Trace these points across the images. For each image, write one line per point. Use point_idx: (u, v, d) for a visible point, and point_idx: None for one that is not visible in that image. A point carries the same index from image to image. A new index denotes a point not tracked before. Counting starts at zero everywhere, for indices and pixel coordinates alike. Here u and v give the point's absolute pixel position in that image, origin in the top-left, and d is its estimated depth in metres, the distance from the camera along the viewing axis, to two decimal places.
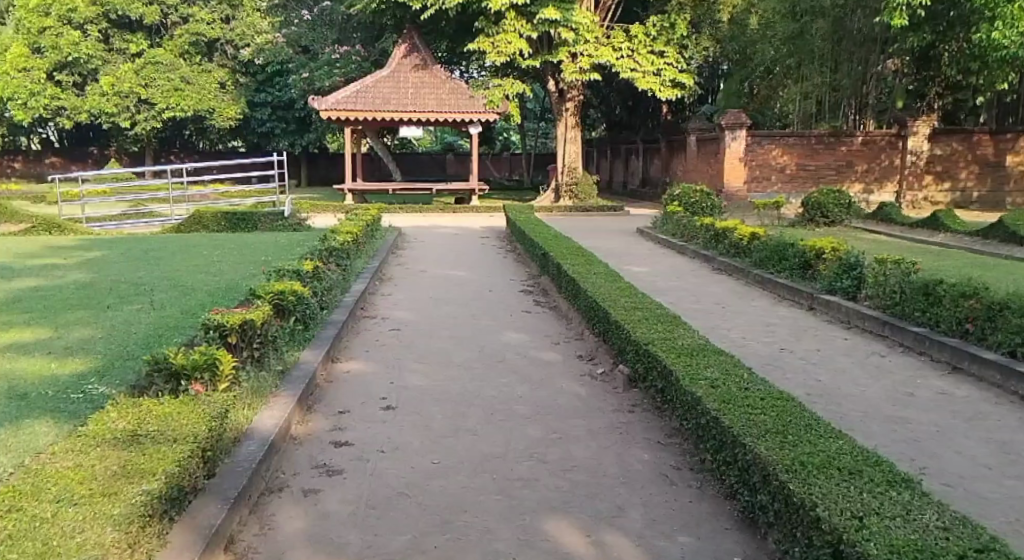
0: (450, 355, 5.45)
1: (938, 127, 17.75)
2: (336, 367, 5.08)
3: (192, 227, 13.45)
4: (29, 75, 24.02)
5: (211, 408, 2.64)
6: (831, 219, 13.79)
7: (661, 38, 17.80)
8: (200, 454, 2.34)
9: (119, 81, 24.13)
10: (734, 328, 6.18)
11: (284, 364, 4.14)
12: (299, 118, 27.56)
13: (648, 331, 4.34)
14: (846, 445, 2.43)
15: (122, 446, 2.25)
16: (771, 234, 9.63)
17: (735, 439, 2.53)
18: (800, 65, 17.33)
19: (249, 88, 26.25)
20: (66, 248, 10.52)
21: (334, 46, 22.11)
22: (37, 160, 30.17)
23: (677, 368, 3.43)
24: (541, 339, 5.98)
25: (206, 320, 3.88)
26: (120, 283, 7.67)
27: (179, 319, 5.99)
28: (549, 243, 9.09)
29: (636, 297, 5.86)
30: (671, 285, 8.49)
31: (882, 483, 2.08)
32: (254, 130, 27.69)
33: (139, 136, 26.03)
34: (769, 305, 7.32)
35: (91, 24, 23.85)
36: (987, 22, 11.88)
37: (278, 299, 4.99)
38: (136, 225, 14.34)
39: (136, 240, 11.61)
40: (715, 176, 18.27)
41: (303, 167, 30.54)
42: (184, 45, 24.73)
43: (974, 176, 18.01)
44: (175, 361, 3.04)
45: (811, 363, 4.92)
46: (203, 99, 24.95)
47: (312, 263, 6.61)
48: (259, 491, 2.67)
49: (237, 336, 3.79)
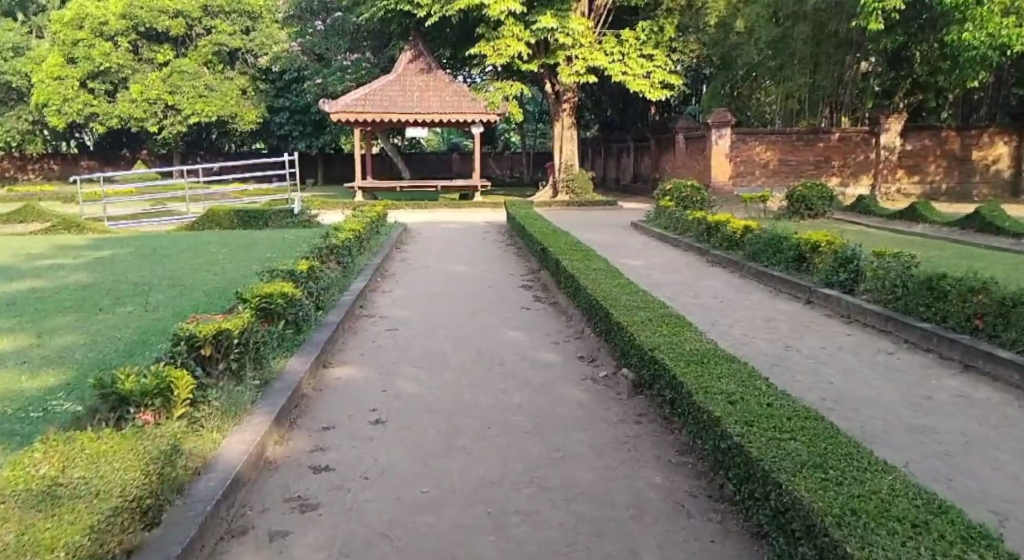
0: (445, 358, 5.15)
1: (909, 124, 17.67)
2: (327, 372, 4.79)
3: (205, 226, 13.10)
4: (63, 83, 23.53)
5: (153, 446, 2.34)
6: (815, 211, 13.53)
7: (650, 41, 17.52)
8: (129, 510, 2.02)
9: (147, 89, 23.69)
10: (736, 324, 5.91)
11: (263, 376, 3.90)
12: (316, 121, 27.25)
13: (654, 334, 4.07)
14: (895, 483, 2.15)
15: (30, 505, 1.93)
16: (763, 227, 9.36)
17: (765, 475, 2.26)
18: (781, 68, 16.90)
19: (269, 95, 25.83)
20: (81, 247, 10.25)
21: (346, 54, 21.95)
22: (73, 161, 29.56)
23: (687, 381, 3.17)
24: (540, 339, 5.70)
25: (177, 330, 3.62)
26: (120, 283, 7.35)
27: (169, 319, 5.65)
28: (548, 238, 8.79)
29: (636, 295, 5.57)
30: (667, 279, 8.23)
31: (955, 543, 1.80)
32: (274, 134, 27.52)
33: (167, 141, 25.54)
34: (766, 298, 7.04)
35: (121, 36, 23.42)
36: (956, 24, 11.62)
37: (266, 302, 4.69)
38: (152, 223, 13.89)
39: (146, 238, 11.25)
40: (703, 172, 17.96)
41: (320, 166, 30.08)
42: (208, 55, 24.33)
43: (942, 170, 17.87)
44: (121, 387, 2.75)
45: (823, 363, 4.63)
46: (226, 104, 24.37)
47: (309, 262, 6.27)
48: (217, 537, 2.39)
49: (211, 347, 3.54)
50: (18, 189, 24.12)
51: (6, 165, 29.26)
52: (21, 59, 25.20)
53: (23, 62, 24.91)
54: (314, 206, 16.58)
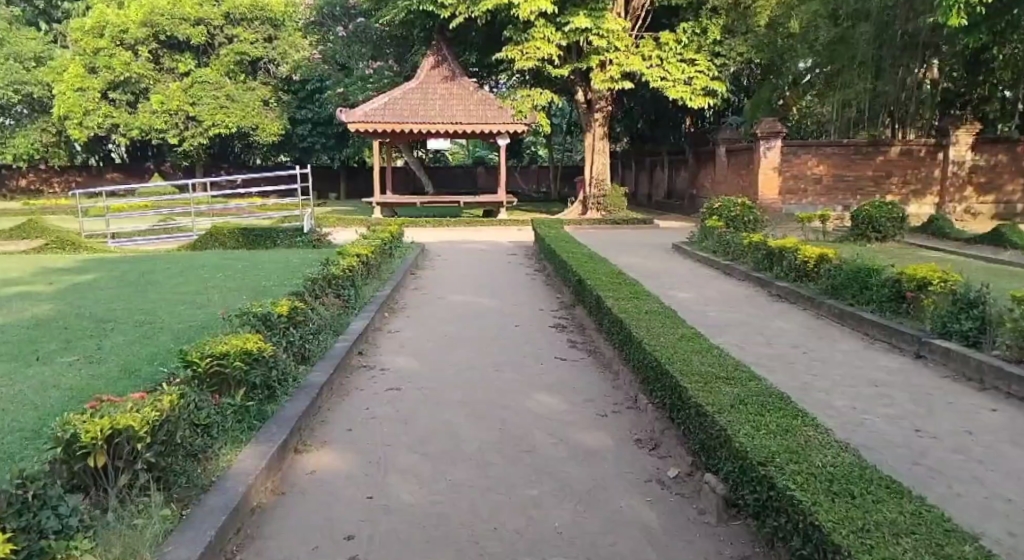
0: (458, 434, 4.02)
1: (982, 137, 16.14)
2: (299, 459, 3.64)
3: (207, 244, 11.92)
4: (84, 95, 22.73)
5: None
6: (884, 234, 12.19)
7: (692, 44, 16.36)
8: None
9: (168, 99, 22.90)
10: (835, 392, 4.90)
11: (203, 482, 2.97)
12: (339, 133, 26.33)
13: (761, 438, 3.01)
14: None
15: None
16: (839, 255, 8.21)
17: None
18: (839, 72, 15.50)
19: (291, 105, 25.01)
20: (64, 269, 8.75)
21: (369, 62, 20.69)
22: (97, 175, 28.62)
23: (848, 547, 2.21)
24: (582, 408, 4.52)
25: (64, 421, 2.66)
26: (79, 318, 5.84)
27: (113, 376, 4.35)
28: (586, 267, 7.53)
29: (711, 357, 4.27)
30: (728, 320, 7.08)
31: None
32: (296, 146, 26.48)
33: (188, 153, 24.70)
34: (860, 350, 6.02)
35: (141, 45, 22.59)
36: None
37: (218, 365, 3.60)
38: (153, 241, 12.65)
39: (141, 257, 10.11)
40: (748, 188, 16.69)
41: (343, 178, 29.09)
42: (230, 64, 23.51)
43: (1021, 189, 16.38)
44: None
45: (971, 471, 3.63)
46: (248, 115, 23.60)
47: (290, 302, 4.95)
48: None
49: (104, 455, 2.58)
50: (36, 201, 23.40)
51: (31, 178, 28.60)
52: (42, 70, 24.60)
53: (45, 72, 24.27)
54: (330, 224, 15.58)
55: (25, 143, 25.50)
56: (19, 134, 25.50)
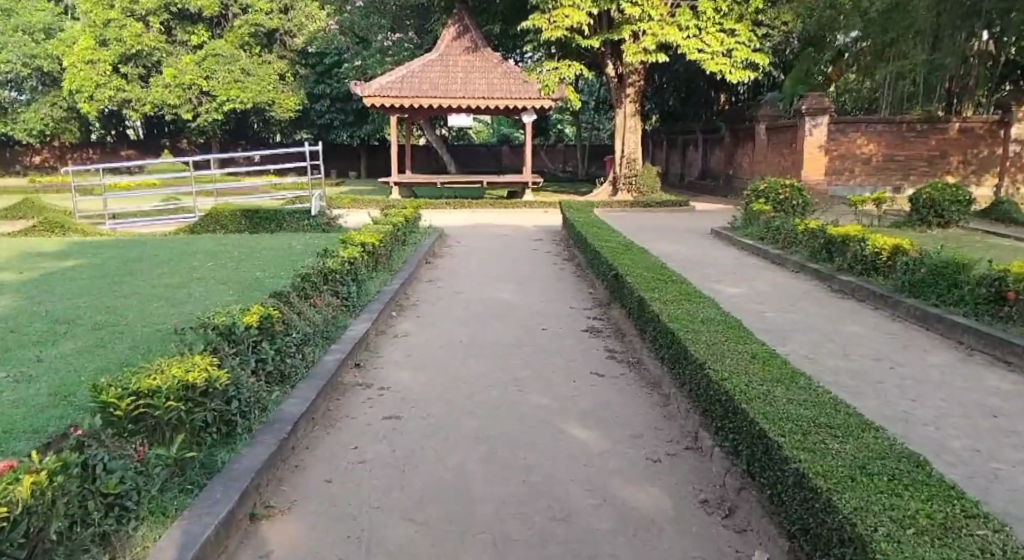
0: (467, 491, 3.07)
1: None
2: (252, 533, 2.72)
3: (209, 227, 11.09)
4: (95, 67, 22.01)
5: None
6: (946, 219, 10.99)
7: (733, 13, 15.03)
8: None
9: (180, 73, 22.18)
10: (945, 424, 3.86)
11: None
12: (358, 109, 25.32)
13: (917, 543, 2.00)
14: None
15: None
16: (916, 245, 7.15)
17: None
18: (894, 42, 13.92)
19: (308, 80, 24.07)
20: (47, 254, 7.95)
21: (387, 34, 19.37)
22: (112, 152, 28.02)
23: None
24: (627, 448, 3.54)
25: None
26: (32, 319, 4.99)
27: (39, 403, 3.48)
28: (621, 259, 6.52)
29: (799, 391, 3.27)
30: (789, 322, 6.04)
31: None
32: (313, 122, 25.66)
33: (204, 129, 23.93)
34: (958, 365, 4.95)
35: (153, 16, 21.78)
36: None
37: (142, 408, 2.73)
38: (153, 222, 11.84)
39: (134, 241, 9.27)
40: (791, 169, 15.52)
41: (362, 156, 28.22)
42: (244, 37, 22.76)
43: None
44: None
45: None
46: (263, 91, 22.84)
47: (266, 307, 4.06)
48: None
49: None
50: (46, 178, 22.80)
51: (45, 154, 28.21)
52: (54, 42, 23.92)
53: (54, 44, 23.55)
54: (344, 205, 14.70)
55: (36, 117, 24.89)
56: (31, 109, 24.89)
